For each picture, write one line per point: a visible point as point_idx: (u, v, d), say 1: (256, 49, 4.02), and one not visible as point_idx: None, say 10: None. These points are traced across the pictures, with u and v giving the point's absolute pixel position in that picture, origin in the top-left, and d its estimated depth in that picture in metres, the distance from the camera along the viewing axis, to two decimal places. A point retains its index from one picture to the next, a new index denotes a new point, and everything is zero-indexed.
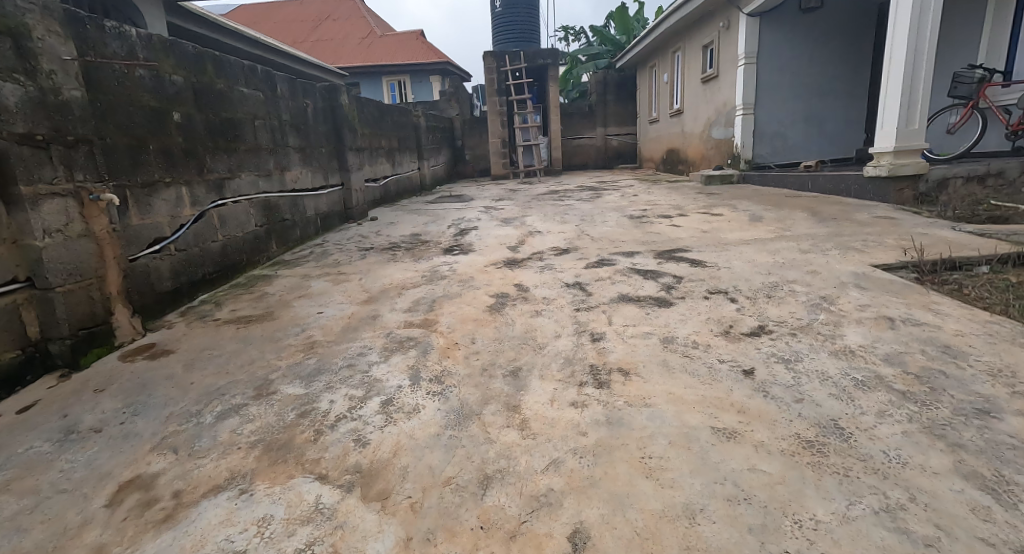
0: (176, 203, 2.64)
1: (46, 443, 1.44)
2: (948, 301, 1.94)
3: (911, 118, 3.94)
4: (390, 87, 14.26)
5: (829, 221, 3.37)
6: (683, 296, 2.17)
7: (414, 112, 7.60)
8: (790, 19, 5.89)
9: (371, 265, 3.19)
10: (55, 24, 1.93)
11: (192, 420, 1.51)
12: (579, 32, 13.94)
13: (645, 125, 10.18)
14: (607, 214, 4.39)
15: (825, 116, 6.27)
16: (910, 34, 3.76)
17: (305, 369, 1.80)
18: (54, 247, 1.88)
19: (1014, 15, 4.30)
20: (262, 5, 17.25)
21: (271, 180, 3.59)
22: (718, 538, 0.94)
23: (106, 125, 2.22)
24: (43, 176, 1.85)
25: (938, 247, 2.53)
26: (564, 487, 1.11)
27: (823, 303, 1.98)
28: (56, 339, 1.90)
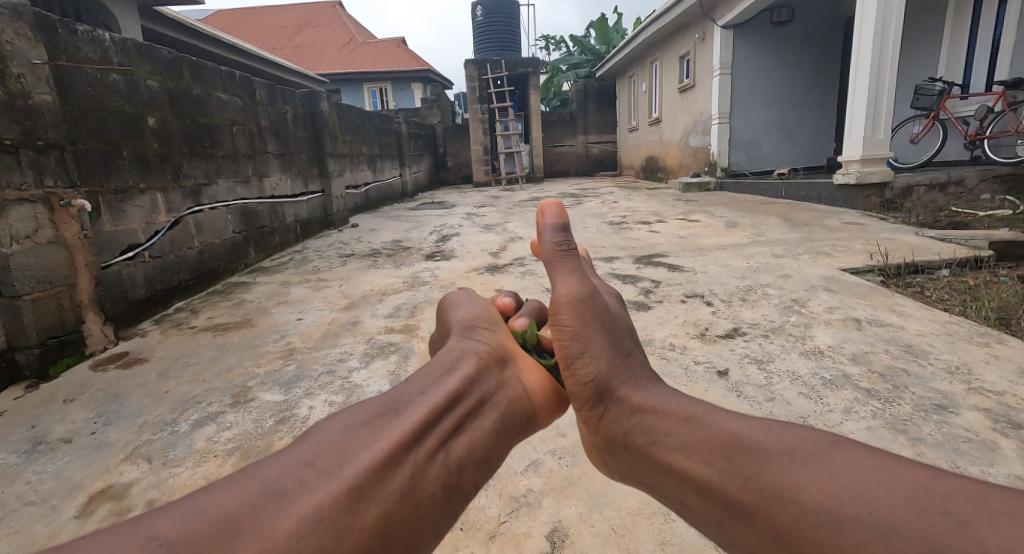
0: (151, 209, 2.60)
1: (12, 455, 1.40)
2: (912, 302, 2.02)
3: (877, 127, 4.08)
4: (371, 94, 14.26)
5: (801, 227, 3.46)
6: (661, 300, 2.20)
7: (396, 120, 7.62)
8: (762, 32, 6.05)
9: (352, 271, 3.18)
10: (25, 27, 1.90)
11: (167, 428, 1.49)
12: (560, 42, 14.14)
13: (625, 132, 10.33)
14: (587, 220, 4.45)
15: (797, 125, 6.46)
16: (875, 47, 3.90)
17: (284, 376, 1.78)
18: (21, 254, 1.84)
19: (971, 30, 4.49)
20: (239, 13, 17.24)
21: (249, 186, 3.56)
22: (691, 533, 0.98)
23: (78, 130, 2.18)
24: (11, 181, 1.81)
25: (903, 251, 2.63)
26: (543, 487, 1.13)
27: (794, 305, 2.03)
28: (23, 348, 1.85)
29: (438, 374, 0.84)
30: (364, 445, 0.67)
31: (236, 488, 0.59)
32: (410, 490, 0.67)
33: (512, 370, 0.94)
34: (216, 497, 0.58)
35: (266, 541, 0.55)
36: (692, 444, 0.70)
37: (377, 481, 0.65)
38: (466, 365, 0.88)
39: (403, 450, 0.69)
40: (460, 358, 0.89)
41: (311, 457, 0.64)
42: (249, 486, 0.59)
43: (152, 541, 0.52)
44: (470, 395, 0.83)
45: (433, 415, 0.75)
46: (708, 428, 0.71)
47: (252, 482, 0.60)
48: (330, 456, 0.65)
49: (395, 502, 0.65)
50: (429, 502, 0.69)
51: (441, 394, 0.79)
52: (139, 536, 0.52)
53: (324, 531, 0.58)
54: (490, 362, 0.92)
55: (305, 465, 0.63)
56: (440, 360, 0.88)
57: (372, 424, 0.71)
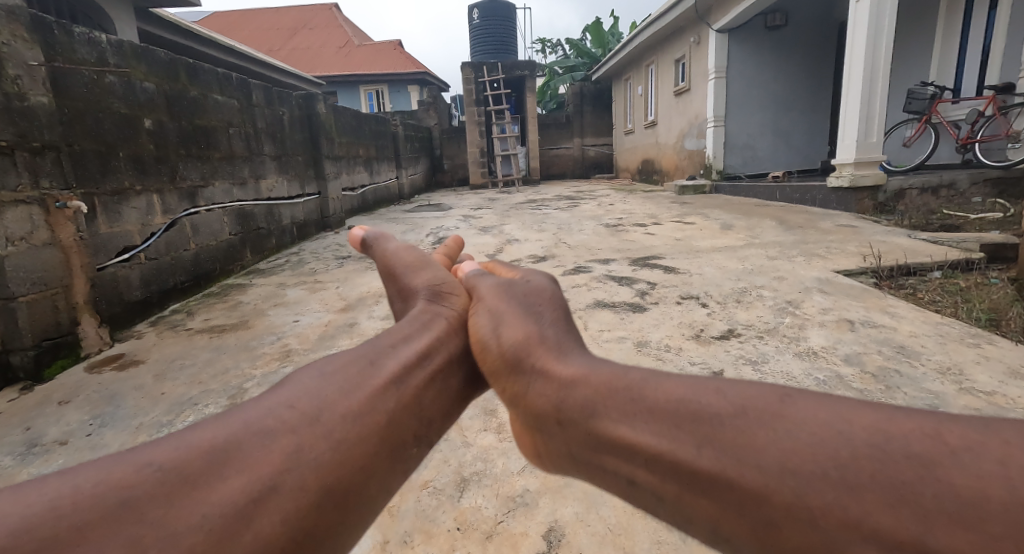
0: (147, 211, 2.59)
1: (8, 457, 1.40)
2: (905, 303, 2.04)
3: (870, 130, 4.12)
4: (367, 96, 14.26)
5: (795, 230, 3.49)
6: (656, 301, 2.21)
7: (392, 122, 7.62)
8: (756, 36, 6.11)
9: (349, 273, 3.19)
10: (21, 29, 1.91)
11: (164, 430, 1.49)
12: (557, 46, 14.21)
13: (621, 135, 10.35)
14: (584, 223, 4.47)
15: (792, 128, 6.50)
16: (867, 51, 3.95)
17: (281, 377, 1.79)
18: (16, 255, 1.84)
19: (961, 34, 4.54)
20: (234, 15, 17.26)
21: (245, 188, 3.55)
22: (686, 531, 0.99)
23: (74, 131, 2.17)
24: (8, 183, 1.81)
25: (896, 254, 2.65)
26: (540, 487, 1.14)
27: (788, 307, 2.05)
28: (18, 351, 1.85)
29: (410, 333, 0.95)
30: (345, 387, 0.77)
31: (220, 426, 0.67)
32: (385, 432, 0.76)
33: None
34: (203, 432, 0.65)
35: (249, 473, 0.62)
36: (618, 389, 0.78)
37: (353, 424, 0.73)
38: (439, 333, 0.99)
39: (379, 400, 0.78)
40: (434, 318, 1.03)
41: (291, 401, 0.72)
42: (222, 427, 0.66)
43: (146, 467, 0.60)
44: (442, 351, 0.94)
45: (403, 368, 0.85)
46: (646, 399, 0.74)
47: (238, 418, 0.68)
48: (309, 400, 0.73)
49: (374, 444, 0.74)
50: (402, 444, 0.79)
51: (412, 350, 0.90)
52: (132, 464, 0.60)
53: (306, 468, 0.66)
54: (456, 323, 1.04)
55: (289, 410, 0.71)
56: (409, 323, 0.99)
57: (351, 378, 0.79)
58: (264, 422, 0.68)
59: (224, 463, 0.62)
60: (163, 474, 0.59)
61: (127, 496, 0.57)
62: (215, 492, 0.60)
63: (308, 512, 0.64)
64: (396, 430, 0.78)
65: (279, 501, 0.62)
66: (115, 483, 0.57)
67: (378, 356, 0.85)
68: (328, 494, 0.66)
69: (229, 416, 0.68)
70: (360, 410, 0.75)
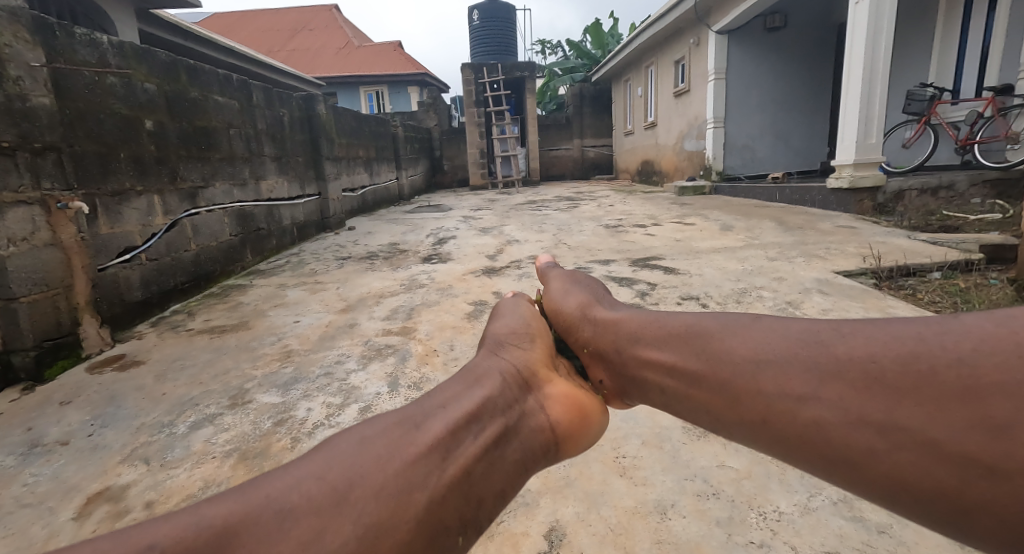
0: (148, 212, 2.60)
1: (9, 457, 1.40)
2: (904, 304, 2.05)
3: (869, 131, 4.13)
4: (367, 97, 14.27)
5: (795, 231, 3.50)
6: (656, 302, 2.22)
7: (393, 123, 7.63)
8: (755, 37, 6.12)
9: (349, 274, 3.20)
10: (24, 30, 1.91)
11: (165, 430, 1.49)
12: (557, 48, 14.25)
13: (621, 136, 10.36)
14: (584, 224, 4.48)
15: (791, 130, 6.51)
16: (866, 53, 3.96)
17: (281, 377, 1.79)
18: (17, 256, 1.84)
19: (960, 36, 4.55)
20: (234, 16, 17.30)
21: (246, 189, 3.56)
22: (686, 531, 0.99)
23: (74, 133, 2.18)
24: (9, 184, 1.82)
25: (895, 254, 2.66)
26: (540, 488, 1.14)
27: (788, 308, 2.06)
28: (19, 352, 1.85)
29: (459, 390, 0.84)
30: (384, 456, 0.70)
31: (242, 499, 0.63)
32: (423, 515, 0.67)
33: (535, 398, 0.92)
34: (223, 505, 0.62)
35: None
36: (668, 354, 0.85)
37: (382, 508, 0.65)
38: (491, 382, 0.87)
39: (421, 470, 0.70)
40: (487, 372, 0.90)
41: (324, 472, 0.67)
42: (246, 499, 0.63)
43: (148, 550, 0.57)
44: (495, 418, 0.82)
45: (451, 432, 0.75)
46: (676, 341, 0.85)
47: (263, 491, 0.64)
48: (339, 471, 0.67)
49: (410, 527, 0.66)
50: (447, 527, 0.69)
51: (458, 411, 0.79)
52: (139, 540, 0.57)
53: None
54: (513, 383, 0.90)
55: (318, 484, 0.66)
56: (462, 379, 0.87)
57: (394, 439, 0.72)
58: (289, 504, 0.63)
59: (237, 543, 0.59)
60: (171, 551, 0.57)
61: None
62: None
63: None
64: (438, 513, 0.68)
65: None
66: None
67: (425, 416, 0.77)
68: None
69: (258, 485, 0.65)
70: (398, 485, 0.67)
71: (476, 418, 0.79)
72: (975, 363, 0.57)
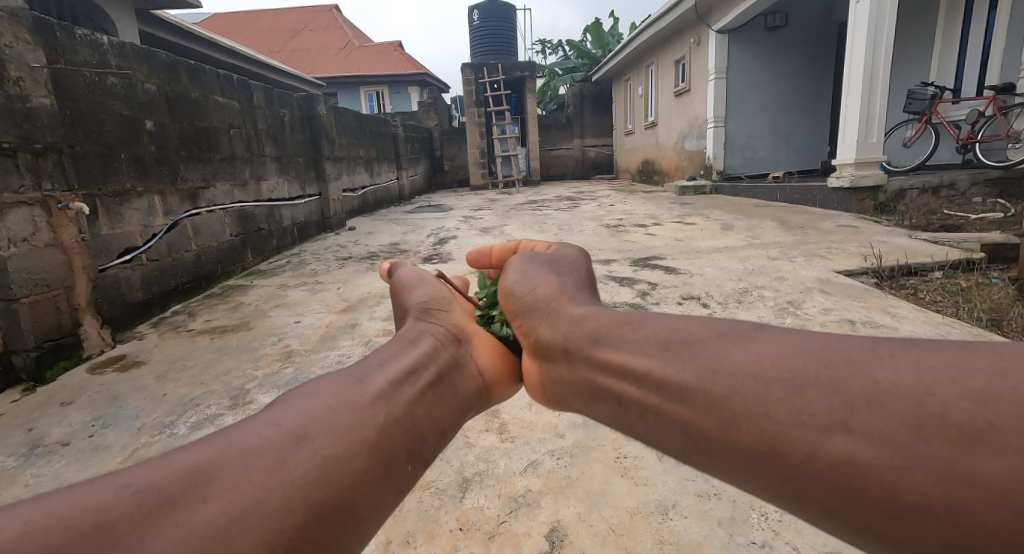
0: (149, 212, 2.60)
1: (11, 458, 1.40)
2: (905, 304, 2.04)
3: (870, 131, 4.12)
4: (367, 98, 14.28)
5: (796, 230, 3.49)
6: (657, 302, 2.22)
7: (393, 123, 7.63)
8: (756, 37, 6.11)
9: (350, 274, 3.19)
10: (24, 31, 1.91)
11: (166, 431, 1.49)
12: (557, 47, 14.25)
13: (621, 136, 10.36)
14: (584, 224, 4.47)
15: (792, 129, 6.51)
16: (867, 52, 3.95)
17: (282, 378, 1.79)
18: (18, 257, 1.84)
19: (961, 35, 4.55)
20: (235, 17, 17.30)
21: (246, 189, 3.56)
22: (688, 532, 0.99)
23: (75, 133, 2.18)
24: (9, 184, 1.82)
25: (896, 254, 2.65)
26: (541, 488, 1.14)
27: (789, 307, 2.05)
28: (21, 352, 1.85)
29: (394, 353, 0.92)
30: (332, 405, 0.74)
31: (204, 449, 0.64)
32: (375, 450, 0.72)
33: (467, 349, 1.04)
34: (186, 455, 0.63)
35: (228, 496, 0.60)
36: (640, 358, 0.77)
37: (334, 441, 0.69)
38: (421, 344, 0.97)
39: (368, 413, 0.75)
40: (420, 334, 1.01)
41: (279, 420, 0.70)
42: (206, 449, 0.64)
43: (122, 491, 0.57)
44: (428, 366, 0.91)
45: (392, 384, 0.83)
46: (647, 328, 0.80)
47: (217, 443, 0.65)
48: (294, 420, 0.70)
49: (362, 463, 0.70)
50: (397, 464, 0.74)
51: (399, 366, 0.87)
52: (110, 486, 0.58)
53: (289, 487, 0.63)
54: (442, 340, 1.01)
55: (272, 430, 0.69)
56: (397, 343, 0.96)
57: (345, 391, 0.77)
58: (249, 445, 0.66)
59: (205, 482, 0.60)
60: (139, 495, 0.57)
61: (102, 519, 0.54)
62: (189, 513, 0.57)
63: (289, 537, 0.60)
64: (387, 447, 0.74)
65: (251, 521, 0.59)
66: (87, 505, 0.55)
67: (366, 373, 0.83)
68: (315, 515, 0.63)
69: (211, 439, 0.66)
70: (350, 424, 0.72)
71: (413, 372, 0.87)
72: (964, 376, 0.51)
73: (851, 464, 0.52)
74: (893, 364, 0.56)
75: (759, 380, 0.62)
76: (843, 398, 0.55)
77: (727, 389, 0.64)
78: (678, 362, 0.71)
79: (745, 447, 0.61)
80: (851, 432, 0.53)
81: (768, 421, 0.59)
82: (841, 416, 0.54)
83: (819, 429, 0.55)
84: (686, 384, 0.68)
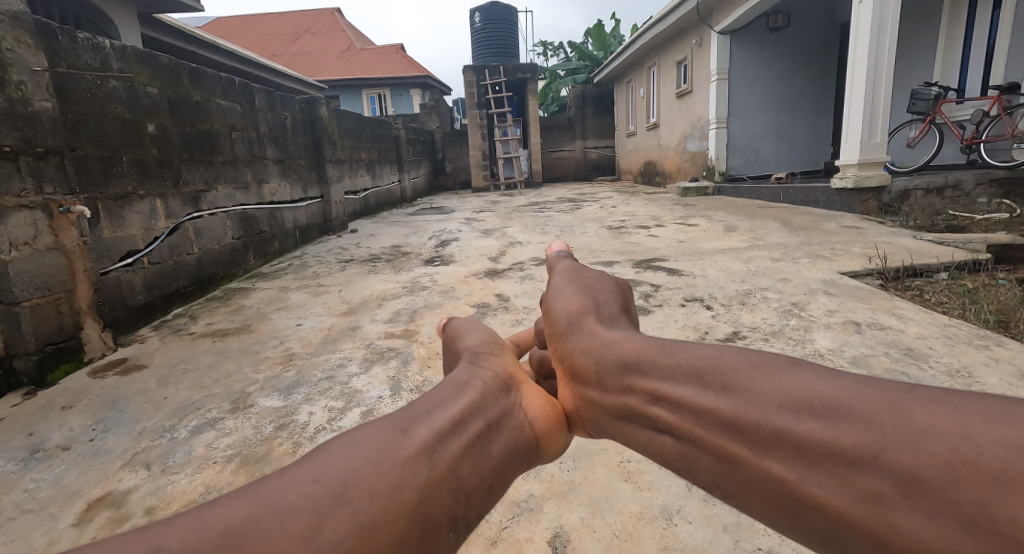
0: (150, 215, 2.60)
1: (11, 462, 1.39)
2: (911, 305, 2.03)
3: (874, 131, 4.11)
4: (370, 101, 14.33)
5: (800, 231, 3.48)
6: (660, 304, 2.20)
7: (395, 126, 7.64)
8: (758, 38, 6.10)
9: (351, 277, 3.18)
10: (25, 35, 1.91)
11: (166, 435, 1.48)
12: (558, 49, 14.27)
13: (623, 137, 10.35)
14: (587, 225, 4.46)
15: (795, 130, 6.49)
16: (870, 52, 3.94)
17: (283, 381, 1.78)
18: (19, 260, 1.84)
19: (965, 35, 4.53)
20: (238, 20, 17.39)
21: (248, 192, 3.56)
22: (693, 537, 0.98)
23: (77, 137, 2.18)
24: (10, 188, 1.81)
25: (901, 255, 2.63)
26: (544, 493, 1.13)
27: (793, 309, 2.04)
28: (21, 356, 1.85)
29: (444, 395, 0.83)
30: (371, 457, 0.67)
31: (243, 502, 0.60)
32: (413, 516, 0.65)
33: (515, 398, 0.91)
34: (221, 510, 0.58)
35: None
36: (668, 384, 0.75)
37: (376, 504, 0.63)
38: (473, 388, 0.87)
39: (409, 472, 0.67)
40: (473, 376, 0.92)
41: (317, 474, 0.64)
42: (244, 501, 0.60)
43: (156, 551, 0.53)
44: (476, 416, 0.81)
45: (437, 436, 0.74)
46: (676, 351, 0.78)
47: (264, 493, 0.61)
48: (333, 474, 0.64)
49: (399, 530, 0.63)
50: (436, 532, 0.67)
51: (446, 416, 0.78)
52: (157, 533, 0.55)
53: None
54: (494, 387, 0.90)
55: (309, 485, 0.63)
56: (451, 386, 0.86)
57: (385, 443, 0.70)
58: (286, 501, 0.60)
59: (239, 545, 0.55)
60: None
61: None
62: None
63: None
64: (426, 514, 0.66)
65: None
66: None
67: (414, 420, 0.75)
68: None
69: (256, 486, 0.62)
70: (390, 486, 0.65)
71: (462, 422, 0.79)
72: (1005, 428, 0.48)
73: (876, 500, 0.51)
74: (935, 403, 0.53)
75: (792, 409, 0.61)
76: (878, 432, 0.54)
77: (755, 417, 0.64)
78: (711, 385, 0.70)
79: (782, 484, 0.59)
80: (881, 465, 0.52)
81: (793, 453, 0.59)
82: (871, 452, 0.53)
83: (844, 465, 0.54)
84: (713, 408, 0.68)
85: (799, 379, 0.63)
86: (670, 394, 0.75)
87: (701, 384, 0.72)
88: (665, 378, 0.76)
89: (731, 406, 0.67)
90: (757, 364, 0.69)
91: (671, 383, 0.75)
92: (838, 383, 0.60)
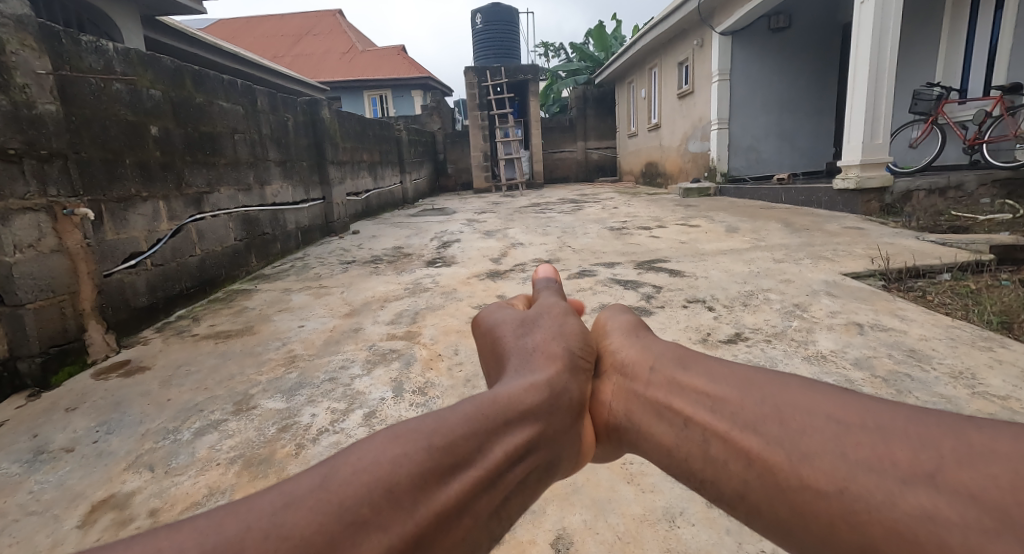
0: (153, 217, 2.61)
1: (15, 464, 1.40)
2: (913, 306, 2.02)
3: (876, 132, 4.10)
4: (372, 102, 14.35)
5: (802, 232, 3.47)
6: (662, 305, 2.20)
7: (397, 127, 7.65)
8: (760, 38, 6.10)
9: (354, 278, 3.19)
10: (30, 38, 1.92)
11: (169, 437, 1.49)
12: (559, 50, 14.28)
13: (624, 138, 10.35)
14: (588, 226, 4.47)
15: (796, 130, 6.48)
16: (872, 53, 3.93)
17: (286, 383, 1.78)
18: (23, 262, 1.84)
19: (967, 35, 4.52)
20: (240, 22, 17.43)
21: (251, 194, 3.57)
22: (697, 540, 0.98)
23: (80, 139, 2.19)
24: (15, 191, 1.82)
25: (904, 256, 2.63)
26: (547, 495, 1.13)
27: (795, 310, 2.03)
28: (25, 357, 1.86)
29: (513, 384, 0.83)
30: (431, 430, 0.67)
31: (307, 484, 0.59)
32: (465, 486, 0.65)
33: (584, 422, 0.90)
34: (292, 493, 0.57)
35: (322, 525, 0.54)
36: (722, 390, 0.81)
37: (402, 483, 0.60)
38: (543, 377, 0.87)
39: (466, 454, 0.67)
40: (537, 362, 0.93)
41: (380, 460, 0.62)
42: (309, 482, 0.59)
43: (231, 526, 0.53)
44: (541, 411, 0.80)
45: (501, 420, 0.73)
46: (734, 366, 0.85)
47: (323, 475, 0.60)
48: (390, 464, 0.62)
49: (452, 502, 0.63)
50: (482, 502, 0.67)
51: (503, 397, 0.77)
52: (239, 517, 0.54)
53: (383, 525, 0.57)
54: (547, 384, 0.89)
55: (382, 492, 0.58)
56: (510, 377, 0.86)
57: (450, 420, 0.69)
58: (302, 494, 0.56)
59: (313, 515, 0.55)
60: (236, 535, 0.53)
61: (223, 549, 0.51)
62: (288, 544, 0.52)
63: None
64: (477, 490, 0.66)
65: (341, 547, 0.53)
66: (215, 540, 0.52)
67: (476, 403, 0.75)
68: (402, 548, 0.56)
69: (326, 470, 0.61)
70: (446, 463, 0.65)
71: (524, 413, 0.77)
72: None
73: (927, 517, 0.56)
74: (990, 430, 0.60)
75: (840, 422, 0.68)
76: (926, 450, 0.60)
77: (803, 426, 0.71)
78: (761, 393, 0.78)
79: (816, 485, 0.65)
80: (935, 487, 0.57)
81: (844, 462, 0.64)
82: (926, 470, 0.59)
83: (901, 478, 0.59)
84: (764, 415, 0.75)
85: (852, 400, 0.71)
86: (721, 398, 0.81)
87: (751, 391, 0.79)
88: (719, 385, 0.83)
89: (782, 414, 0.73)
90: (812, 385, 0.76)
91: (726, 389, 0.81)
92: (887, 407, 0.68)
